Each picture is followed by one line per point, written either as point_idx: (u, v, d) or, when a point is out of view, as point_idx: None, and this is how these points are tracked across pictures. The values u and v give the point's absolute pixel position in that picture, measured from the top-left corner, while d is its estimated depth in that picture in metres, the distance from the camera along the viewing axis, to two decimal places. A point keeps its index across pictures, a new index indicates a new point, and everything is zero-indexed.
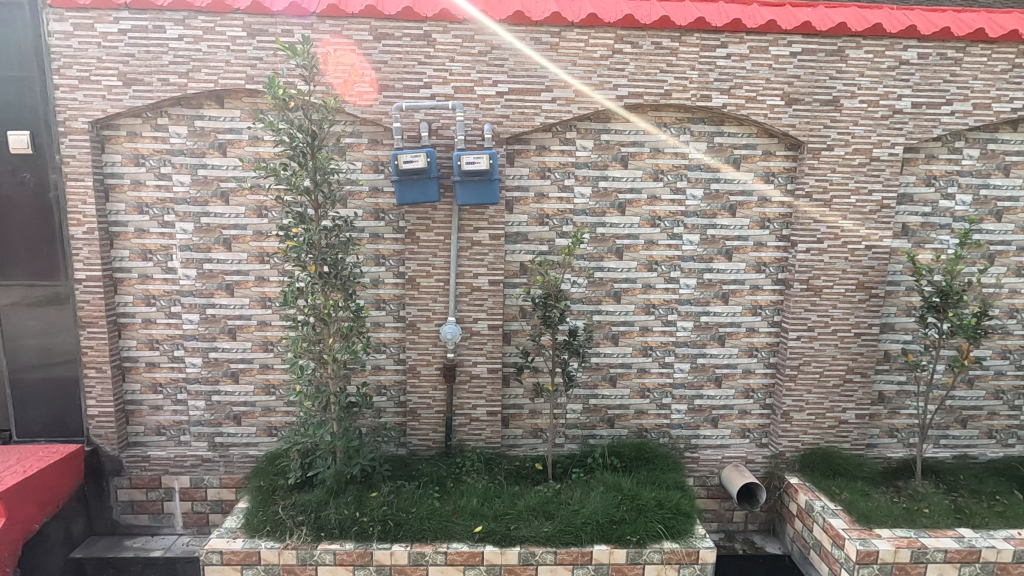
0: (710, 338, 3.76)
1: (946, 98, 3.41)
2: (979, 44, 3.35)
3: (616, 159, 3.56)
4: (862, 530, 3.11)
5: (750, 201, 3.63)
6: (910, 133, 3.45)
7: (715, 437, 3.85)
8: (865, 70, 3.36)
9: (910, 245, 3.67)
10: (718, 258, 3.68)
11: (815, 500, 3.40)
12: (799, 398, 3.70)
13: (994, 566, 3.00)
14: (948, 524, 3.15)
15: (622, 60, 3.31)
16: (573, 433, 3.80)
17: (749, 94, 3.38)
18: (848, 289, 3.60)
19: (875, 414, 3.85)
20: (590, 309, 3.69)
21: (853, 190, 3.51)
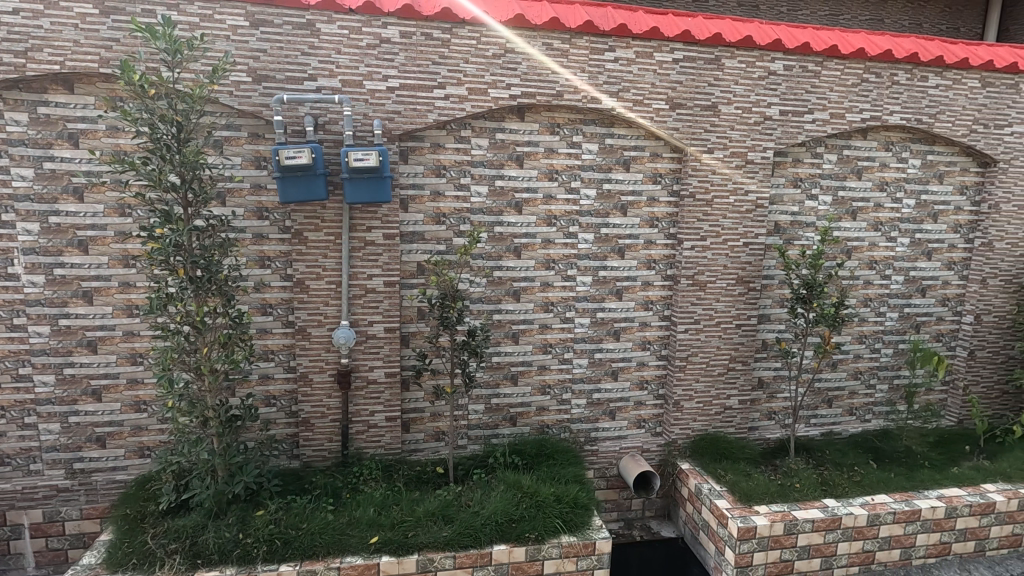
0: (606, 333, 3.88)
1: (808, 107, 3.73)
2: (834, 59, 3.70)
3: (512, 158, 3.58)
4: (743, 508, 3.34)
5: (640, 201, 3.78)
6: (778, 138, 3.74)
7: (613, 429, 3.98)
8: (739, 79, 3.61)
9: (782, 242, 3.99)
10: (612, 255, 3.81)
11: (703, 483, 3.61)
12: (688, 387, 3.91)
13: (853, 531, 3.32)
14: (815, 496, 3.46)
15: (515, 60, 3.33)
16: (475, 433, 3.77)
17: (636, 97, 3.52)
18: (729, 283, 3.85)
19: (756, 399, 4.14)
20: (490, 308, 3.68)
21: (731, 190, 3.75)
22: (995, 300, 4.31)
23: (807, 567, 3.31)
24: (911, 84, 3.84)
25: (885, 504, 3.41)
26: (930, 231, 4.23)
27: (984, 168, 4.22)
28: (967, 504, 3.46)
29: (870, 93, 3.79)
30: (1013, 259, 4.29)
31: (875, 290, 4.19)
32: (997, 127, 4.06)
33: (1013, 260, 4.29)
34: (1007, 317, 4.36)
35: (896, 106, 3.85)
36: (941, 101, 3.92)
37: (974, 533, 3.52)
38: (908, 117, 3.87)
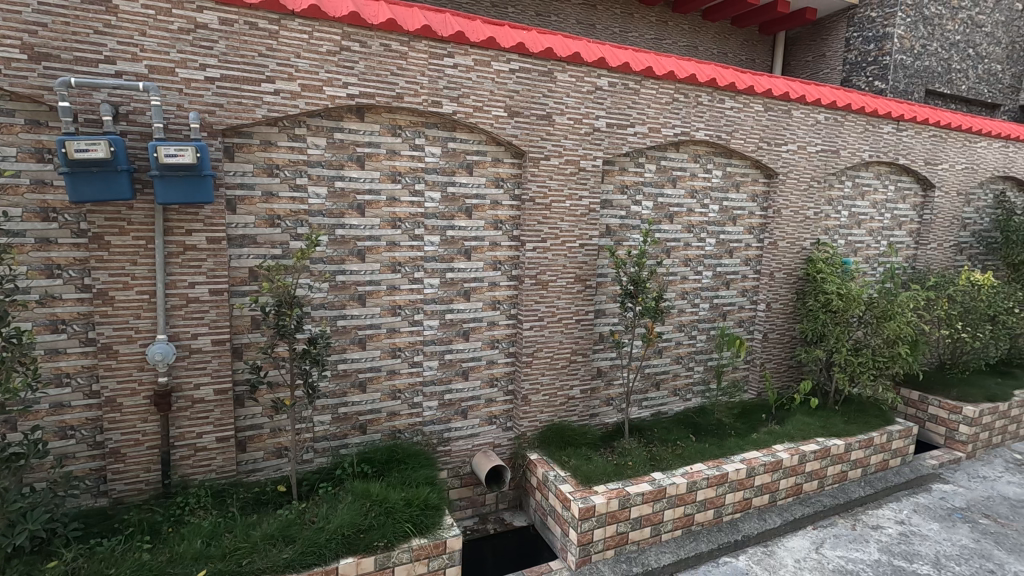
0: (455, 334, 3.94)
1: (630, 121, 4.14)
2: (650, 79, 4.15)
3: (352, 159, 3.48)
4: (584, 490, 3.60)
5: (483, 204, 3.90)
6: (606, 148, 4.10)
7: (465, 428, 4.05)
8: (570, 92, 3.89)
9: (612, 243, 4.38)
10: (459, 257, 3.87)
11: (550, 471, 3.84)
12: (535, 381, 4.12)
13: (676, 498, 3.75)
14: (645, 471, 3.85)
15: (351, 58, 3.24)
16: (321, 446, 3.60)
17: (475, 104, 3.62)
18: (568, 282, 4.13)
19: (596, 387, 4.49)
20: (333, 314, 3.54)
21: (567, 196, 4.03)
22: (781, 290, 5.14)
23: (639, 536, 3.67)
24: (712, 105, 4.44)
25: (700, 471, 3.90)
26: (731, 233, 4.93)
27: (770, 180, 5.01)
28: (762, 463, 4.09)
29: (680, 111, 4.31)
30: (793, 255, 5.15)
31: (691, 284, 4.78)
32: (778, 145, 4.84)
33: (793, 257, 5.16)
34: (791, 304, 5.23)
35: (701, 123, 4.42)
36: (736, 121, 4.58)
37: (768, 487, 4.17)
38: (711, 134, 4.47)
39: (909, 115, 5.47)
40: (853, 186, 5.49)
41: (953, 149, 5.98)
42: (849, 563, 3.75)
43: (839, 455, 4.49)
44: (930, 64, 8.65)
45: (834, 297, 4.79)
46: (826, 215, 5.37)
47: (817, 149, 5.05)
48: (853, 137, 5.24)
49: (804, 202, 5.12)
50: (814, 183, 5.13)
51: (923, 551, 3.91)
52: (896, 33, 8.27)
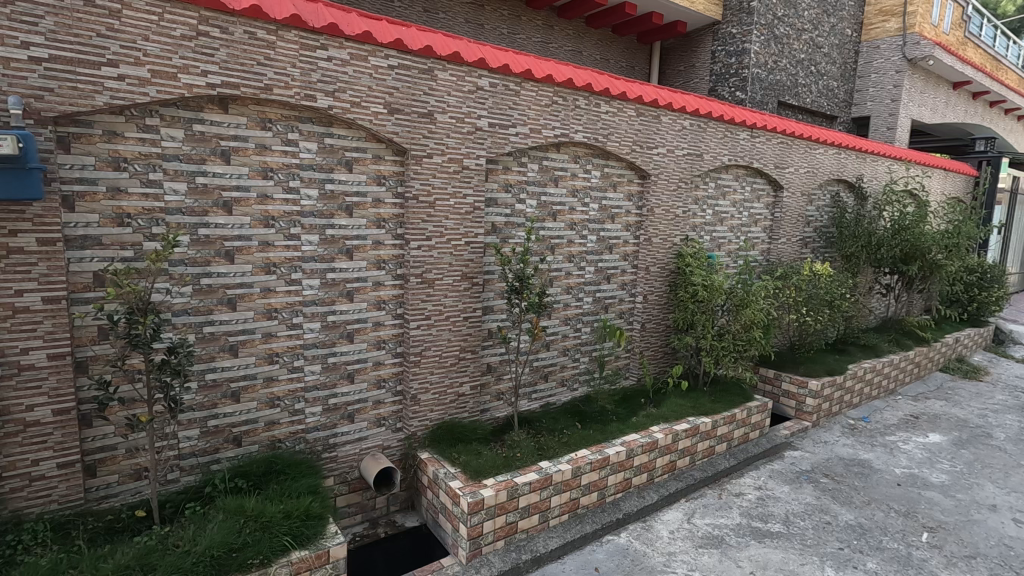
0: (338, 336, 3.81)
1: (512, 121, 4.24)
2: (530, 82, 4.27)
3: (216, 153, 3.24)
4: (473, 484, 3.65)
5: (365, 202, 3.80)
6: (488, 147, 4.16)
7: (352, 432, 3.92)
8: (451, 91, 3.90)
9: (498, 240, 4.47)
10: (340, 257, 3.75)
11: (440, 468, 3.84)
12: (424, 380, 4.09)
13: (562, 484, 3.92)
14: (533, 461, 3.99)
15: (211, 44, 3.01)
16: (188, 463, 3.33)
17: (353, 99, 3.52)
18: (455, 279, 4.14)
19: (486, 383, 4.57)
20: (200, 321, 3.29)
21: (451, 194, 4.04)
22: (655, 283, 5.55)
23: (528, 524, 3.80)
24: (589, 108, 4.67)
25: (584, 456, 4.11)
26: (611, 230, 5.22)
27: (644, 180, 5.37)
28: (640, 445, 4.39)
29: (559, 114, 4.49)
30: (666, 251, 5.58)
31: (575, 280, 5.01)
32: (649, 148, 5.21)
33: (665, 252, 5.58)
34: (664, 295, 5.66)
35: (579, 126, 4.64)
36: (611, 125, 4.85)
37: (646, 466, 4.49)
38: (589, 136, 4.70)
39: (761, 123, 6.11)
40: (716, 187, 6.04)
41: (797, 155, 6.78)
42: (716, 528, 4.15)
43: (707, 432, 4.94)
44: (781, 79, 9.72)
45: (700, 288, 5.26)
46: (693, 214, 5.86)
47: (684, 152, 5.49)
48: (715, 143, 5.76)
49: (674, 202, 5.55)
50: (682, 184, 5.58)
51: (776, 512, 4.41)
52: (753, 49, 9.19)
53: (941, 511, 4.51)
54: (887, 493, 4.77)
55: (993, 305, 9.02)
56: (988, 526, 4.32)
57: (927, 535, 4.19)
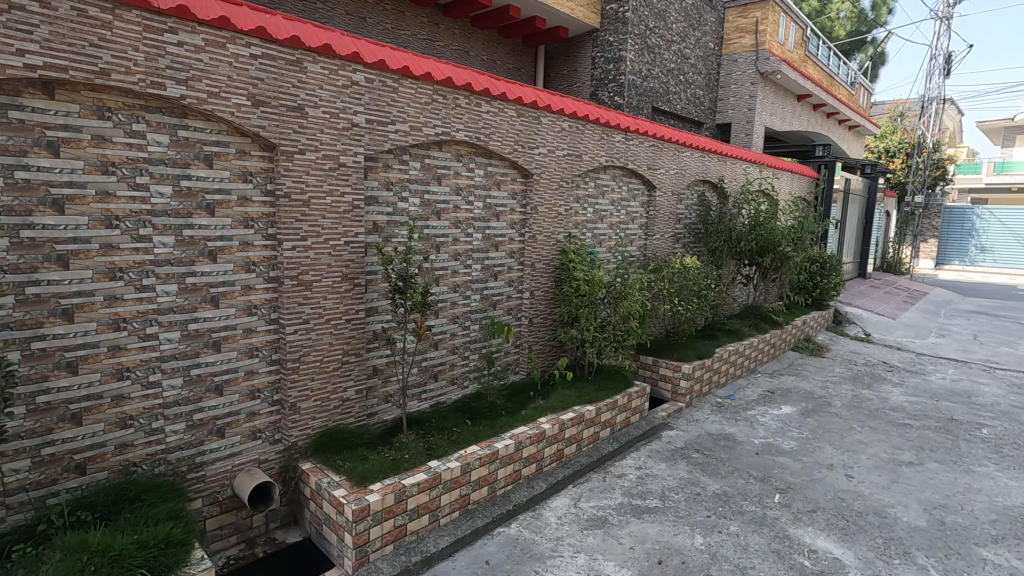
0: (203, 346, 3.52)
1: (391, 118, 4.16)
2: (408, 79, 4.22)
3: (41, 144, 2.85)
4: (358, 491, 3.54)
5: (229, 200, 3.54)
6: (366, 144, 4.05)
7: (223, 448, 3.64)
8: (323, 84, 3.74)
9: (380, 240, 4.37)
10: (201, 260, 3.46)
11: (323, 478, 3.69)
12: (303, 388, 3.90)
13: (451, 482, 3.93)
14: (421, 461, 3.96)
15: (28, 20, 2.64)
16: (17, 500, 2.90)
17: (210, 89, 3.25)
18: (334, 281, 3.98)
19: (373, 386, 4.46)
20: (26, 335, 2.88)
21: (327, 192, 3.88)
22: (541, 279, 5.74)
23: (417, 526, 3.76)
24: (470, 108, 4.70)
25: (473, 452, 4.14)
26: (496, 228, 5.31)
27: (527, 179, 5.51)
28: (528, 436, 4.52)
29: (439, 112, 4.48)
30: (550, 247, 5.78)
31: (461, 278, 5.04)
32: (531, 148, 5.36)
33: (549, 248, 5.79)
34: (550, 291, 5.87)
35: (461, 125, 4.66)
36: (493, 124, 4.93)
37: (534, 457, 4.63)
38: (471, 135, 4.74)
39: (634, 127, 6.53)
40: (595, 187, 6.37)
41: (667, 157, 7.34)
42: (600, 510, 4.38)
43: (592, 419, 5.20)
44: (654, 86, 10.45)
45: (582, 282, 5.52)
46: (575, 212, 6.13)
47: (564, 152, 5.72)
48: (592, 144, 6.07)
49: (556, 200, 5.77)
50: (563, 184, 5.81)
51: (653, 489, 4.75)
52: (628, 57, 9.79)
53: (790, 473, 5.11)
54: (747, 462, 5.31)
55: (832, 291, 10.36)
56: (826, 483, 4.96)
57: (778, 496, 4.72)
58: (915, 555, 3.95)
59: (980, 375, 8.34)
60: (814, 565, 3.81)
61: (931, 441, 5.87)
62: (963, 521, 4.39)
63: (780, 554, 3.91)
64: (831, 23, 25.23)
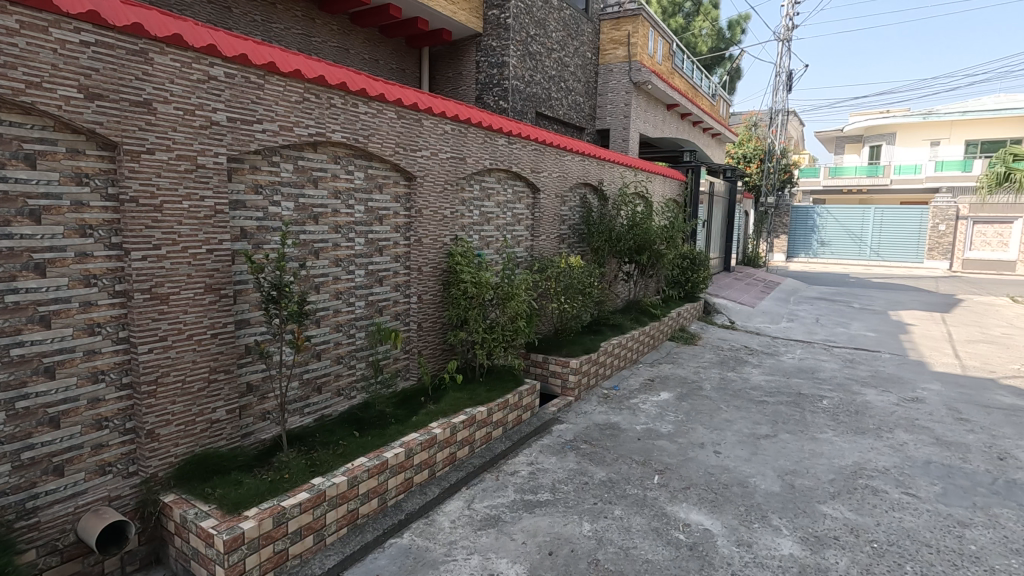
0: (31, 373, 3.06)
1: (256, 116, 3.89)
2: (275, 75, 3.98)
3: None
4: (231, 519, 3.27)
5: (60, 205, 3.11)
6: (229, 144, 3.76)
7: (62, 489, 3.20)
8: (174, 78, 3.41)
9: (250, 246, 4.08)
10: (25, 275, 3.01)
11: (189, 509, 3.36)
12: (163, 412, 3.53)
13: (337, 498, 3.76)
14: (303, 480, 3.75)
15: None
16: None
17: (29, 78, 2.83)
18: (196, 292, 3.65)
19: (247, 404, 4.16)
20: None
21: (184, 196, 3.54)
22: (428, 283, 5.70)
23: (300, 548, 3.55)
24: (345, 108, 4.53)
25: (361, 464, 4.00)
26: (379, 232, 5.19)
27: (410, 182, 5.43)
28: (418, 443, 4.46)
29: (312, 111, 4.27)
30: (436, 250, 5.75)
31: (344, 284, 4.86)
32: (413, 151, 5.29)
33: (436, 251, 5.76)
34: (438, 294, 5.85)
35: (336, 125, 4.48)
36: (371, 126, 4.80)
37: (426, 463, 4.57)
38: (348, 136, 4.57)
39: (516, 131, 6.68)
40: (480, 189, 6.44)
41: (549, 161, 7.60)
42: (493, 509, 4.43)
43: (483, 420, 5.25)
44: (536, 92, 10.80)
45: (470, 284, 5.56)
46: (461, 214, 6.16)
47: (447, 155, 5.71)
48: (476, 148, 6.12)
49: (441, 203, 5.75)
50: (448, 187, 5.81)
51: (544, 482, 4.89)
52: (511, 62, 10.02)
53: (668, 455, 5.52)
54: (630, 448, 5.65)
55: (701, 284, 11.34)
56: (698, 461, 5.41)
57: (657, 477, 5.07)
58: (770, 517, 4.43)
59: (821, 353, 9.57)
60: (688, 538, 4.14)
61: (784, 414, 6.64)
62: (808, 483, 5.00)
63: (659, 531, 4.20)
64: (694, 39, 27.64)
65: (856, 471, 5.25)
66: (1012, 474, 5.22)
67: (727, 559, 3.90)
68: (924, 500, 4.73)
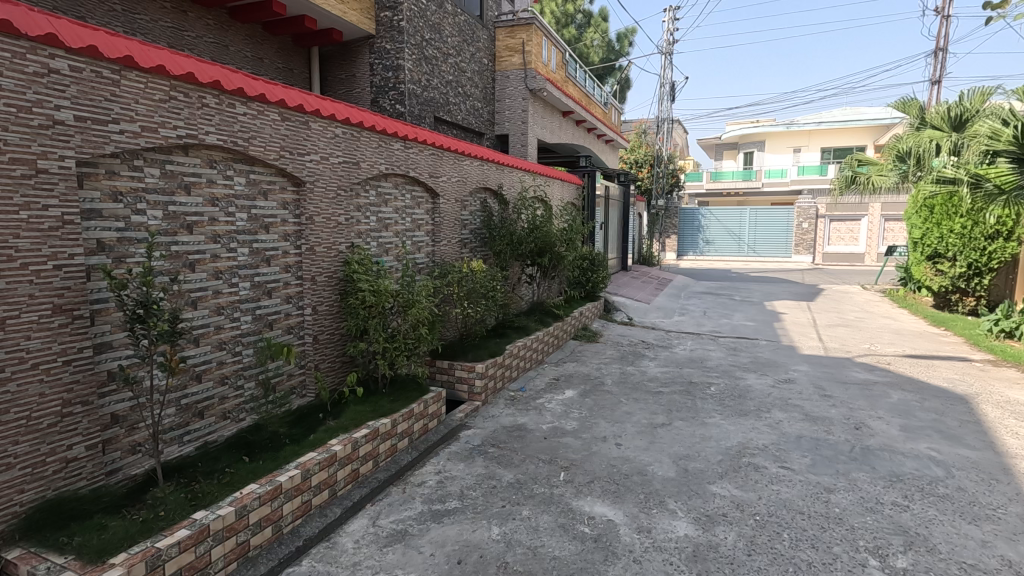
0: None
1: (111, 116, 3.49)
2: (134, 70, 3.59)
3: None
4: (92, 569, 2.88)
5: None
6: (78, 146, 3.33)
7: None
8: (3, 70, 2.96)
9: (109, 261, 3.65)
10: None
11: (39, 564, 2.93)
12: (2, 456, 3.05)
13: (223, 531, 3.45)
14: (182, 516, 3.40)
15: None
16: None
17: None
18: (41, 315, 3.19)
19: (112, 437, 3.72)
20: None
21: (22, 205, 3.08)
22: (323, 293, 5.44)
23: None
24: (220, 108, 4.20)
25: (251, 492, 3.71)
26: (265, 241, 4.86)
27: (298, 188, 5.14)
28: (316, 462, 4.22)
29: (180, 111, 3.91)
30: (330, 259, 5.50)
31: (226, 298, 4.50)
32: (300, 155, 5.01)
33: (330, 260, 5.50)
34: (334, 305, 5.59)
35: (210, 127, 4.14)
36: (251, 128, 4.48)
37: (326, 483, 4.34)
38: (223, 139, 4.24)
39: (412, 135, 6.56)
40: (376, 195, 6.25)
41: (448, 166, 7.55)
42: (399, 523, 4.29)
43: (387, 432, 5.09)
44: (434, 96, 10.73)
45: (368, 293, 5.37)
46: (356, 221, 5.94)
47: (339, 160, 5.48)
48: (370, 152, 5.94)
49: (334, 210, 5.51)
50: (341, 192, 5.57)
51: (452, 490, 4.82)
52: (406, 66, 9.87)
53: (573, 451, 5.67)
54: (537, 447, 5.74)
55: (601, 283, 11.81)
56: (601, 454, 5.61)
57: (563, 473, 5.19)
58: (667, 502, 4.68)
59: (709, 343, 10.33)
60: (592, 530, 4.27)
61: (677, 403, 7.08)
62: (700, 466, 5.35)
63: (565, 527, 4.29)
64: (586, 50, 28.93)
65: (740, 451, 5.70)
66: (866, 441, 5.93)
67: (629, 546, 4.06)
68: (797, 472, 5.23)
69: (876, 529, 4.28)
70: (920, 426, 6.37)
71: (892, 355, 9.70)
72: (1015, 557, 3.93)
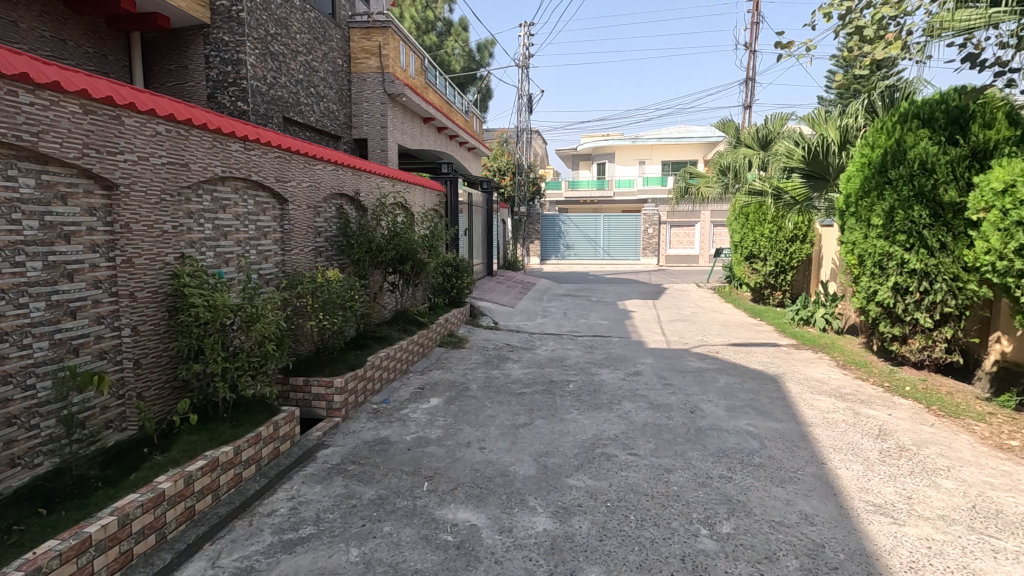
0: None
1: None
2: None
3: None
4: None
5: None
6: None
7: None
8: None
9: None
10: None
11: None
12: None
13: None
14: None
15: None
16: None
17: None
18: None
19: None
20: None
21: None
22: (146, 310, 4.80)
23: None
24: None
25: (48, 550, 3.14)
26: (65, 253, 4.15)
27: (109, 192, 4.48)
28: (137, 505, 3.70)
29: None
30: (154, 272, 4.87)
31: (10, 322, 3.77)
32: (110, 153, 4.37)
33: (154, 273, 4.88)
34: (160, 324, 4.97)
35: None
36: (41, 121, 3.80)
37: (150, 527, 3.82)
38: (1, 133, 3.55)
39: (253, 136, 6.06)
40: (211, 200, 5.66)
41: (297, 170, 7.09)
42: (244, 561, 3.91)
43: (229, 461, 4.64)
44: (282, 95, 10.07)
45: (203, 309, 4.83)
46: (186, 228, 5.33)
47: (162, 161, 4.87)
48: (201, 152, 5.36)
49: (157, 216, 4.89)
50: (165, 197, 4.96)
51: (307, 516, 4.51)
52: (248, 61, 9.13)
53: (437, 459, 5.62)
54: (399, 460, 5.59)
55: (465, 290, 11.87)
56: (464, 459, 5.63)
57: (426, 483, 5.11)
58: (528, 499, 4.84)
59: (567, 343, 10.91)
60: (455, 538, 4.26)
61: (538, 402, 7.36)
62: (558, 461, 5.61)
63: (428, 538, 4.23)
64: (448, 57, 29.12)
65: (595, 442, 6.08)
66: (699, 423, 6.66)
67: (491, 548, 4.12)
68: (642, 457, 5.71)
69: (705, 501, 4.81)
70: (741, 405, 7.32)
71: (720, 344, 11.05)
72: (810, 510, 4.66)
